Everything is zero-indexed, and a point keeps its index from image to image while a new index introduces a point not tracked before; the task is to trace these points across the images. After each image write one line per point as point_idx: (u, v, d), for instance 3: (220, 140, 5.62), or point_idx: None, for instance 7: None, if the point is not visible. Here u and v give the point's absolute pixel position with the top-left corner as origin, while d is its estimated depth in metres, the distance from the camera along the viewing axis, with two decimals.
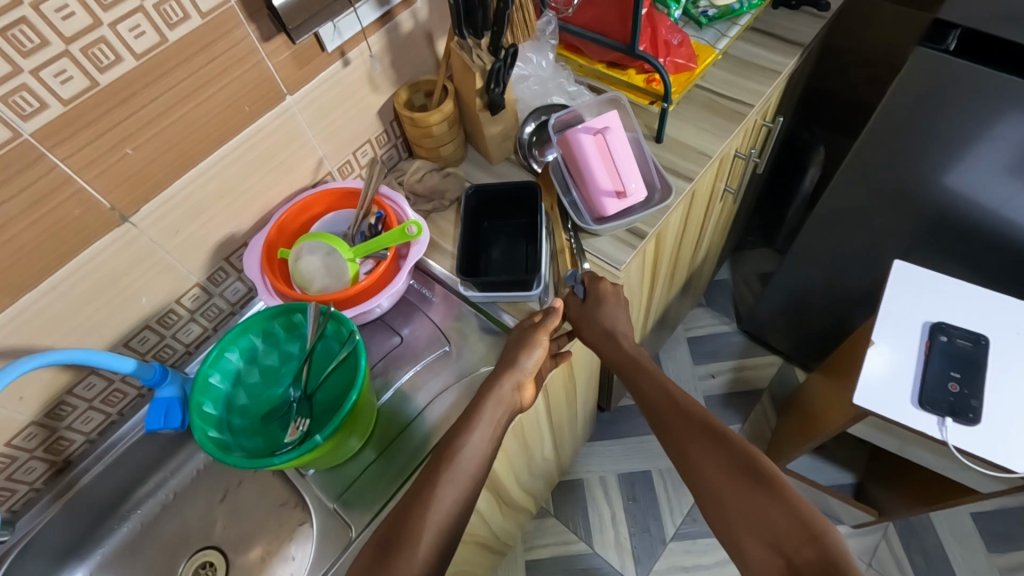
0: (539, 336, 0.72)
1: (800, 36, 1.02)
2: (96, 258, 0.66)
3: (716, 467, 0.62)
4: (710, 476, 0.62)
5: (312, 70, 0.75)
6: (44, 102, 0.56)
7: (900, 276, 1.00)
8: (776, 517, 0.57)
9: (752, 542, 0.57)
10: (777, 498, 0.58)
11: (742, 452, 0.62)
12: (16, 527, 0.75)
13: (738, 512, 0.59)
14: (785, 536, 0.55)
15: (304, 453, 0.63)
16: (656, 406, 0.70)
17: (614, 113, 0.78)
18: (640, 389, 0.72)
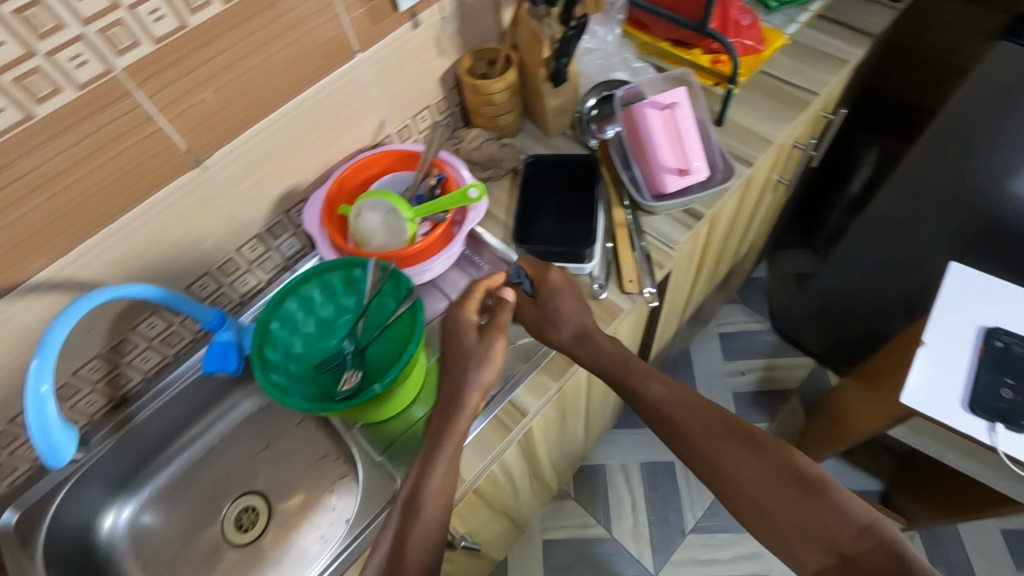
0: (499, 341, 0.65)
1: (870, 25, 0.99)
2: (169, 198, 0.68)
3: (756, 478, 0.61)
4: (750, 487, 0.61)
5: (384, 28, 0.75)
6: (137, 39, 0.57)
7: (956, 278, 0.97)
8: (826, 519, 0.58)
9: (807, 547, 0.58)
10: (825, 499, 0.59)
11: (773, 453, 0.62)
12: (90, 446, 0.78)
13: (788, 520, 0.59)
14: (839, 536, 0.57)
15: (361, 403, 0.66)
16: (672, 421, 0.65)
17: (683, 89, 0.78)
18: (649, 405, 0.67)
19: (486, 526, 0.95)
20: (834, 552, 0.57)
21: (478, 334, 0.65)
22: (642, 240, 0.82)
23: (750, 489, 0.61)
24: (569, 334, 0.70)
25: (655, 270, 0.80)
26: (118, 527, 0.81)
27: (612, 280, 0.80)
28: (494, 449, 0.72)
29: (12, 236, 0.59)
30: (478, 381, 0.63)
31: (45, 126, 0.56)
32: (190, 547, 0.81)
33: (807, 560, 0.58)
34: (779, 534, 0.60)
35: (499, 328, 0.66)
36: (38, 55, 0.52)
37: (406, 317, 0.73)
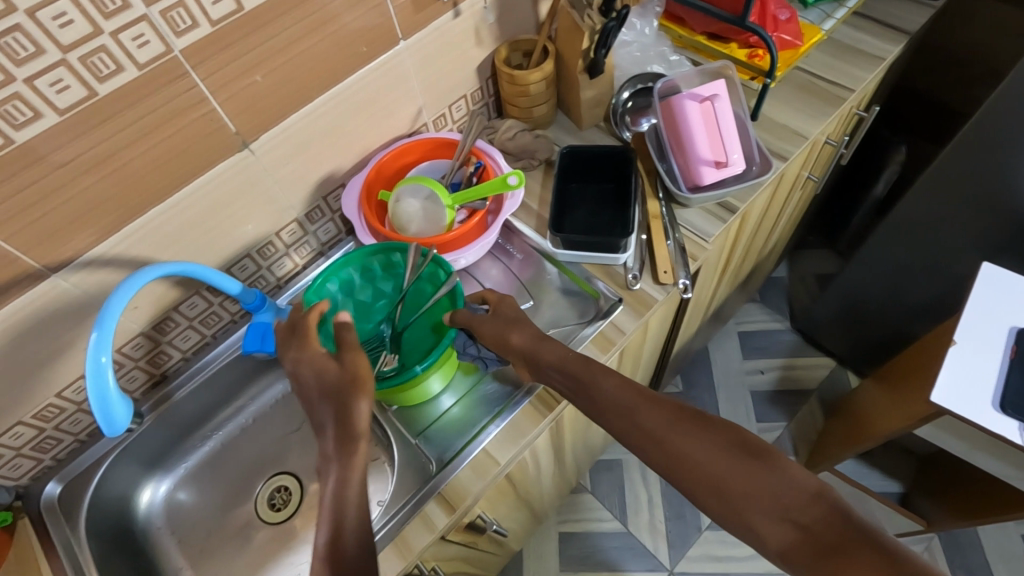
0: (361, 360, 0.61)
1: (907, 23, 0.98)
2: (216, 180, 0.70)
3: (708, 458, 0.55)
4: (701, 464, 0.55)
5: (427, 16, 0.76)
6: (195, 21, 0.58)
7: (988, 278, 0.96)
8: (783, 489, 0.51)
9: (766, 522, 0.51)
10: (774, 467, 0.53)
11: (724, 428, 0.56)
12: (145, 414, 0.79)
13: (744, 495, 0.52)
14: (795, 505, 0.50)
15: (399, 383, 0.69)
16: (620, 412, 0.60)
17: (723, 83, 0.79)
18: (593, 398, 0.62)
19: (510, 512, 0.96)
20: (795, 522, 0.50)
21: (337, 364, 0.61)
22: (676, 232, 0.82)
23: (704, 471, 0.54)
24: (527, 337, 0.68)
25: (689, 262, 0.80)
26: (155, 502, 0.83)
27: (646, 270, 0.81)
28: (527, 433, 0.73)
29: (69, 211, 0.61)
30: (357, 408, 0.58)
31: (105, 104, 0.57)
32: (223, 523, 0.83)
33: (768, 538, 0.51)
34: (736, 513, 0.52)
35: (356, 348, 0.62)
36: (103, 34, 0.54)
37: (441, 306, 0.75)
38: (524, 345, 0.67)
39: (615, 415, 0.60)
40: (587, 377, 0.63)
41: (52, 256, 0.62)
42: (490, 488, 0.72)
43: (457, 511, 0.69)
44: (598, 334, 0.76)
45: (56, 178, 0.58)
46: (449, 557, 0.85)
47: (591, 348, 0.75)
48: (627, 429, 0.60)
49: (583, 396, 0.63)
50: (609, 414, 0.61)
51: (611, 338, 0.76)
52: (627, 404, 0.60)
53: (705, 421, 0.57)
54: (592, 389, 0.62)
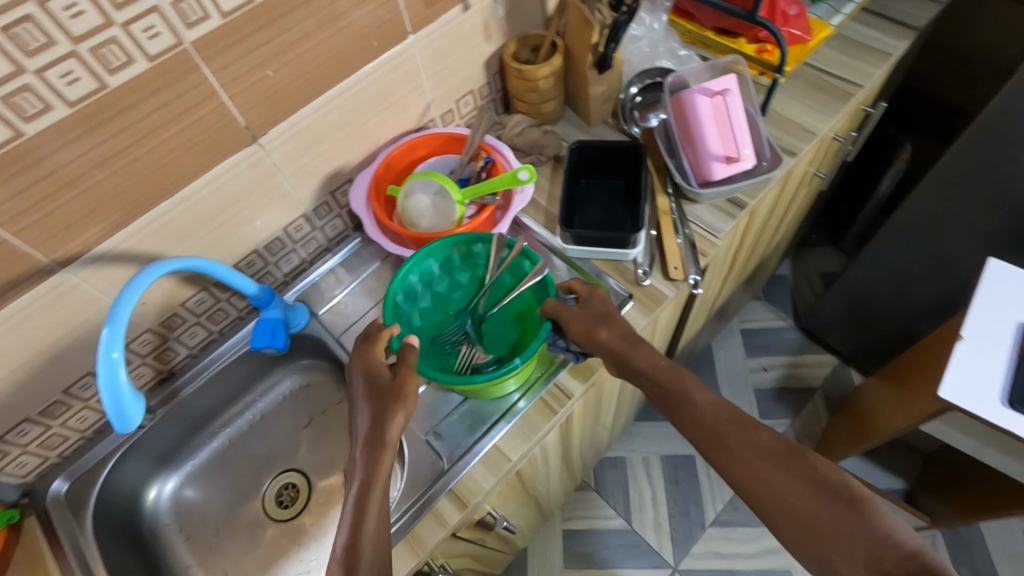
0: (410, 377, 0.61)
1: (916, 20, 0.98)
2: (226, 174, 0.69)
3: (798, 491, 0.53)
4: (781, 488, 0.53)
5: (437, 10, 0.75)
6: (207, 13, 0.57)
7: (996, 274, 0.96)
8: (866, 530, 0.49)
9: (844, 559, 0.49)
10: (861, 506, 0.50)
11: (810, 459, 0.54)
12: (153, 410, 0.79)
13: (824, 529, 0.50)
14: (880, 549, 0.48)
15: (503, 374, 0.67)
16: (710, 431, 0.58)
17: (734, 77, 0.78)
18: (683, 412, 0.60)
19: (518, 509, 0.96)
20: (878, 567, 0.47)
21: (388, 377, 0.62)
22: (687, 227, 0.82)
23: (792, 504, 0.52)
24: (620, 336, 0.65)
25: (700, 258, 0.80)
26: (162, 499, 0.83)
27: (656, 266, 0.80)
28: (539, 429, 0.72)
29: (79, 205, 0.60)
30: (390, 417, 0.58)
31: (116, 97, 0.56)
32: (232, 521, 0.82)
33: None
34: (812, 544, 0.51)
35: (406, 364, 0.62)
36: (115, 26, 0.53)
37: (530, 293, 0.74)
38: (616, 343, 0.65)
39: (701, 432, 0.59)
40: (681, 391, 0.61)
41: (61, 251, 0.61)
42: (501, 483, 0.72)
43: (469, 506, 0.68)
44: None
45: (68, 171, 0.57)
46: (458, 553, 0.84)
47: None
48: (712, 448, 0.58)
49: (672, 410, 0.61)
50: (696, 431, 0.60)
51: None
52: (717, 423, 0.58)
53: (800, 455, 0.55)
54: (681, 404, 0.61)
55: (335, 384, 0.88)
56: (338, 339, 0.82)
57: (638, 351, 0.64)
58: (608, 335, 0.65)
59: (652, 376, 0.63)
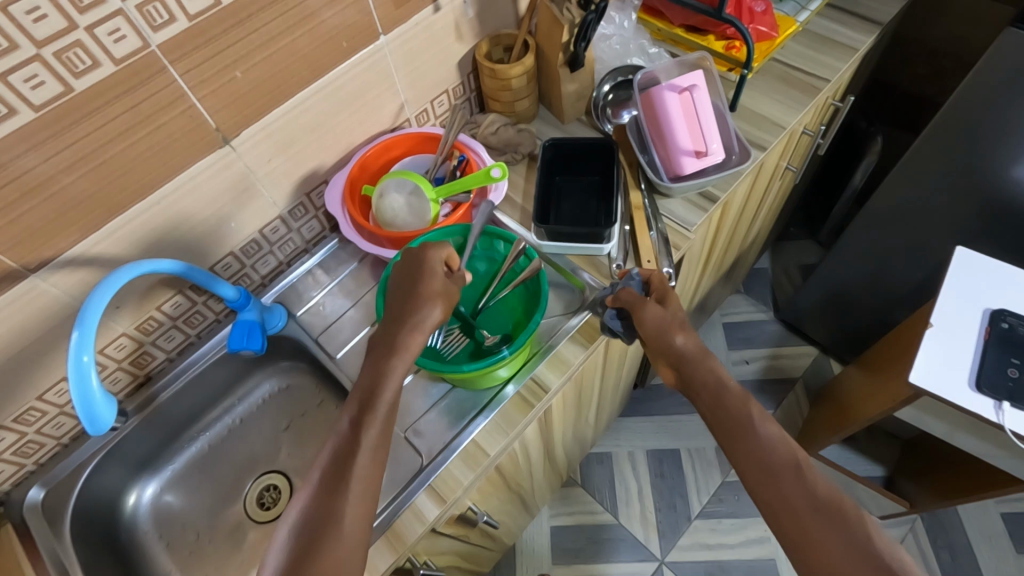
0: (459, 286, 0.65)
1: (880, 14, 1.00)
2: (198, 177, 0.69)
3: (842, 552, 0.50)
4: (829, 553, 0.51)
5: (408, 11, 0.76)
6: (172, 16, 0.57)
7: (962, 262, 0.99)
8: None
9: None
10: None
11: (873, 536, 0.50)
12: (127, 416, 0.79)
13: None
14: None
15: (492, 364, 0.67)
16: (766, 472, 0.56)
17: (700, 73, 0.80)
18: (740, 444, 0.58)
19: (502, 504, 0.96)
20: None
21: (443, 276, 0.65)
22: (660, 222, 0.83)
23: (833, 562, 0.50)
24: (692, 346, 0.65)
25: (673, 252, 0.82)
26: (142, 504, 0.83)
27: (630, 260, 0.81)
28: (517, 423, 0.73)
29: (48, 211, 0.60)
30: (435, 315, 0.62)
31: (82, 101, 0.56)
32: (214, 525, 0.82)
33: None
34: None
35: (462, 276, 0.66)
36: (78, 29, 0.53)
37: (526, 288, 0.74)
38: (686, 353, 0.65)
39: (755, 469, 0.57)
40: (744, 421, 0.59)
41: (31, 256, 0.61)
42: (480, 478, 0.73)
43: (448, 502, 0.69)
44: (584, 323, 0.79)
45: (36, 175, 0.57)
46: (441, 550, 0.85)
47: (580, 336, 0.78)
48: (762, 488, 0.56)
49: (727, 436, 0.59)
50: (747, 463, 0.58)
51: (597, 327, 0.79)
52: (775, 462, 0.56)
53: (858, 518, 0.52)
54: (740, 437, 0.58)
55: (315, 385, 0.88)
56: (316, 340, 0.82)
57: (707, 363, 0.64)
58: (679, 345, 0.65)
59: (714, 394, 0.62)
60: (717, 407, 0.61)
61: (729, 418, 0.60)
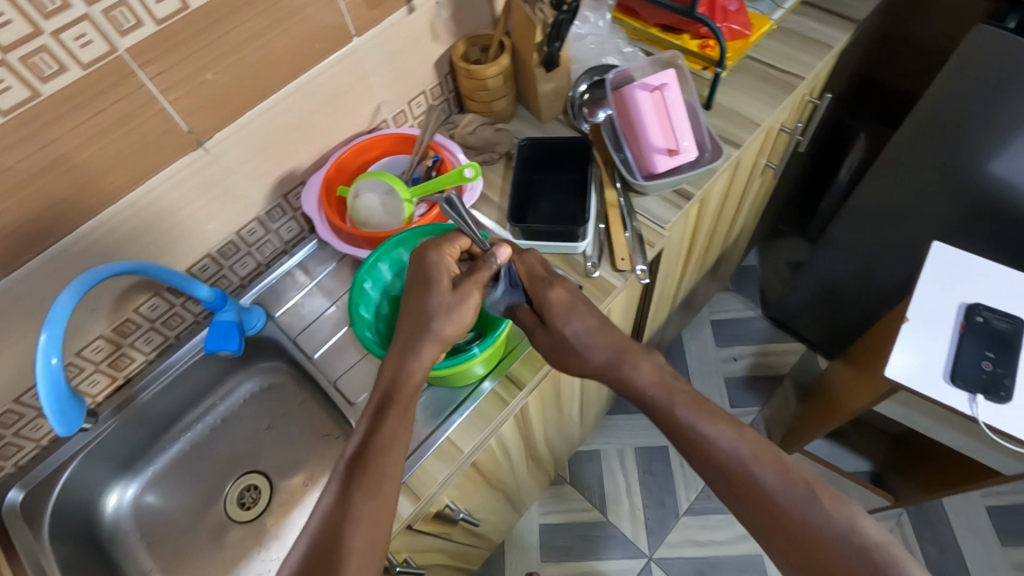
0: (473, 291, 0.65)
1: (856, 12, 1.01)
2: (172, 178, 0.70)
3: (811, 533, 0.55)
4: (800, 536, 0.55)
5: (381, 13, 0.77)
6: (140, 20, 0.58)
7: (939, 256, 0.99)
8: None
9: None
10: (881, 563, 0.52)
11: (831, 509, 0.55)
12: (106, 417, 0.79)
13: None
14: None
15: (461, 362, 0.70)
16: (722, 471, 0.59)
17: (672, 71, 0.81)
18: (696, 450, 0.61)
19: (484, 502, 0.97)
20: None
21: (451, 286, 0.66)
22: (634, 220, 0.84)
23: (804, 545, 0.55)
24: (604, 359, 0.67)
25: (647, 249, 0.82)
26: (122, 505, 0.83)
27: (604, 257, 0.82)
28: (492, 420, 0.74)
29: (19, 214, 0.61)
30: (441, 330, 0.63)
31: (51, 105, 0.57)
32: (195, 525, 0.83)
33: None
34: None
35: (477, 281, 0.66)
36: (44, 34, 0.54)
37: None
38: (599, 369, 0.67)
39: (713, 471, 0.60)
40: (692, 427, 0.61)
41: (4, 258, 0.62)
42: (456, 475, 0.73)
43: (422, 498, 0.70)
44: None
45: (7, 178, 0.58)
46: (422, 548, 0.85)
47: None
48: (724, 485, 0.60)
49: (684, 445, 0.62)
50: (707, 467, 0.61)
51: None
52: (729, 464, 0.59)
53: (815, 497, 0.56)
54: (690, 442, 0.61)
55: (295, 385, 0.88)
56: (295, 340, 0.83)
57: (621, 373, 0.66)
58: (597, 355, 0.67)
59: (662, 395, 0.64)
60: (665, 417, 0.64)
61: (682, 428, 0.62)
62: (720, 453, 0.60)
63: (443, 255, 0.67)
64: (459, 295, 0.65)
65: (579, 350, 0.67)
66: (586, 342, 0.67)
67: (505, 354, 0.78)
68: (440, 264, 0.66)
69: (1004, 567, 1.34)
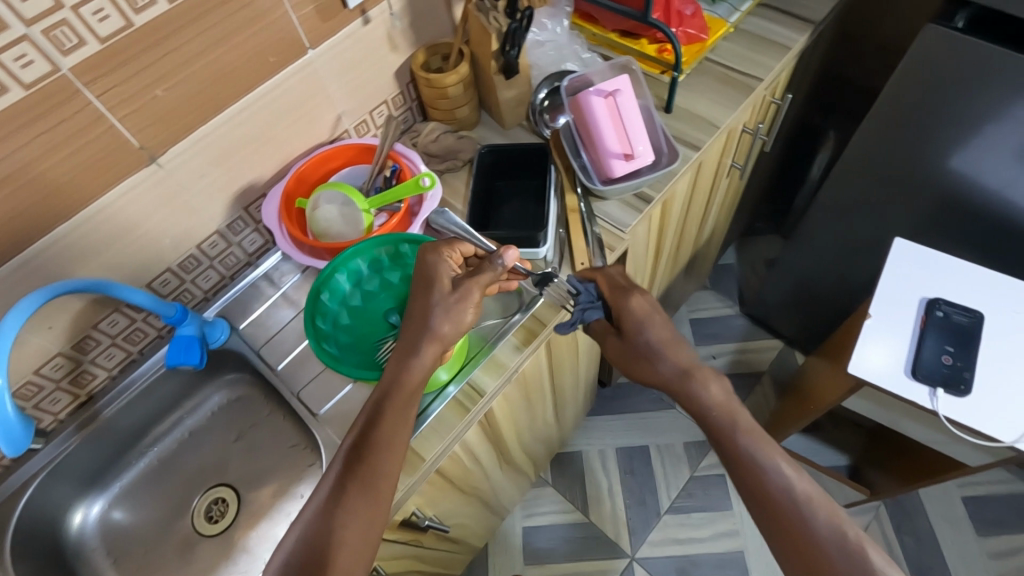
0: (474, 291, 0.68)
1: (812, 13, 1.02)
2: (125, 195, 0.70)
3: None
4: None
5: (335, 25, 0.77)
6: (82, 39, 0.58)
7: (901, 253, 1.01)
8: None
9: None
10: None
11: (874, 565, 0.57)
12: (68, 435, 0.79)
13: None
14: None
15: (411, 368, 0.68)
16: (768, 502, 0.62)
17: (625, 77, 0.83)
18: (748, 476, 0.63)
19: (456, 508, 0.97)
20: None
21: (453, 288, 0.69)
22: (594, 224, 0.84)
23: None
24: (672, 372, 0.68)
25: (607, 253, 0.83)
26: (89, 522, 0.83)
27: (565, 262, 0.83)
28: (454, 427, 0.74)
29: None
30: (440, 329, 0.66)
31: None
32: (162, 540, 0.82)
33: None
34: None
35: (477, 281, 0.69)
36: None
37: None
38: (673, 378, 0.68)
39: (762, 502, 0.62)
40: (751, 457, 0.64)
41: None
42: (420, 483, 0.74)
43: None
44: (523, 324, 0.81)
45: None
46: (392, 555, 0.85)
47: (515, 339, 0.80)
48: (764, 516, 0.63)
49: (739, 470, 0.64)
50: (754, 495, 0.63)
51: (533, 330, 0.80)
52: (780, 499, 0.61)
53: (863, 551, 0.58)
54: (745, 471, 0.63)
55: (261, 397, 0.88)
56: (258, 352, 0.83)
57: (689, 389, 0.68)
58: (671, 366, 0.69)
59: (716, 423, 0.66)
60: (723, 440, 0.66)
61: (739, 454, 0.64)
62: (774, 487, 0.62)
63: (443, 258, 0.70)
64: (458, 294, 0.68)
65: (652, 356, 0.69)
66: (659, 348, 0.69)
67: (467, 359, 0.79)
68: (441, 265, 0.70)
69: (981, 558, 1.30)
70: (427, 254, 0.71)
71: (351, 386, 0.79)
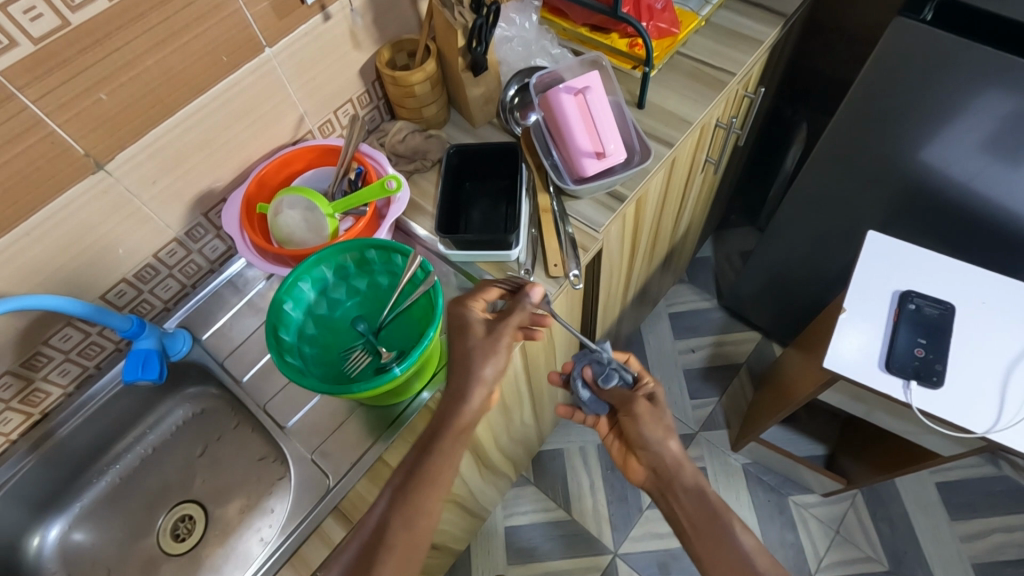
0: (506, 335, 0.66)
1: (783, 6, 1.02)
2: (71, 204, 0.66)
3: None
4: None
5: (292, 22, 0.74)
6: (13, 40, 0.55)
7: (872, 247, 1.01)
8: None
9: None
10: None
11: None
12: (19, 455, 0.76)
13: None
14: None
15: (383, 384, 0.64)
16: (707, 541, 0.65)
17: (595, 74, 0.81)
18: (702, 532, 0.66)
19: None
20: None
21: (485, 330, 0.66)
22: (567, 224, 0.83)
23: None
24: (675, 450, 0.70)
25: (581, 253, 0.81)
26: (47, 545, 0.80)
27: (538, 264, 0.81)
28: None
29: None
30: (484, 374, 0.64)
31: None
32: (124, 560, 0.79)
33: None
34: None
35: (510, 324, 0.66)
36: None
37: (426, 302, 0.72)
38: (667, 459, 0.70)
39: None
40: (716, 521, 0.65)
41: None
42: None
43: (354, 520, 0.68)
44: None
45: None
46: None
47: None
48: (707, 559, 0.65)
49: (696, 533, 0.66)
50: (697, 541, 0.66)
51: None
52: (715, 536, 0.65)
53: None
54: (719, 550, 0.64)
55: (227, 409, 0.85)
56: (222, 364, 0.81)
57: (677, 470, 0.70)
58: (669, 450, 0.70)
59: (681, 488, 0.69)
60: (692, 507, 0.67)
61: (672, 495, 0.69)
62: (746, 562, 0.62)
63: (470, 307, 0.67)
64: (493, 340, 0.65)
65: (660, 436, 0.70)
66: (664, 432, 0.71)
67: (440, 366, 0.76)
68: (472, 313, 0.66)
69: (953, 541, 1.32)
70: (454, 304, 0.67)
71: (318, 397, 0.76)
